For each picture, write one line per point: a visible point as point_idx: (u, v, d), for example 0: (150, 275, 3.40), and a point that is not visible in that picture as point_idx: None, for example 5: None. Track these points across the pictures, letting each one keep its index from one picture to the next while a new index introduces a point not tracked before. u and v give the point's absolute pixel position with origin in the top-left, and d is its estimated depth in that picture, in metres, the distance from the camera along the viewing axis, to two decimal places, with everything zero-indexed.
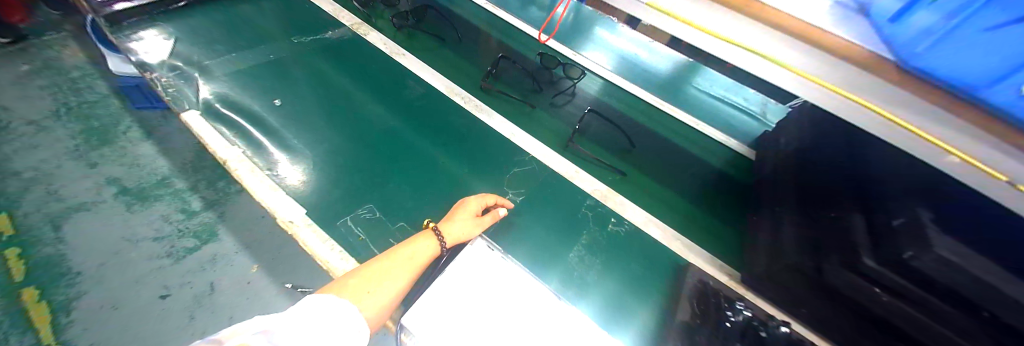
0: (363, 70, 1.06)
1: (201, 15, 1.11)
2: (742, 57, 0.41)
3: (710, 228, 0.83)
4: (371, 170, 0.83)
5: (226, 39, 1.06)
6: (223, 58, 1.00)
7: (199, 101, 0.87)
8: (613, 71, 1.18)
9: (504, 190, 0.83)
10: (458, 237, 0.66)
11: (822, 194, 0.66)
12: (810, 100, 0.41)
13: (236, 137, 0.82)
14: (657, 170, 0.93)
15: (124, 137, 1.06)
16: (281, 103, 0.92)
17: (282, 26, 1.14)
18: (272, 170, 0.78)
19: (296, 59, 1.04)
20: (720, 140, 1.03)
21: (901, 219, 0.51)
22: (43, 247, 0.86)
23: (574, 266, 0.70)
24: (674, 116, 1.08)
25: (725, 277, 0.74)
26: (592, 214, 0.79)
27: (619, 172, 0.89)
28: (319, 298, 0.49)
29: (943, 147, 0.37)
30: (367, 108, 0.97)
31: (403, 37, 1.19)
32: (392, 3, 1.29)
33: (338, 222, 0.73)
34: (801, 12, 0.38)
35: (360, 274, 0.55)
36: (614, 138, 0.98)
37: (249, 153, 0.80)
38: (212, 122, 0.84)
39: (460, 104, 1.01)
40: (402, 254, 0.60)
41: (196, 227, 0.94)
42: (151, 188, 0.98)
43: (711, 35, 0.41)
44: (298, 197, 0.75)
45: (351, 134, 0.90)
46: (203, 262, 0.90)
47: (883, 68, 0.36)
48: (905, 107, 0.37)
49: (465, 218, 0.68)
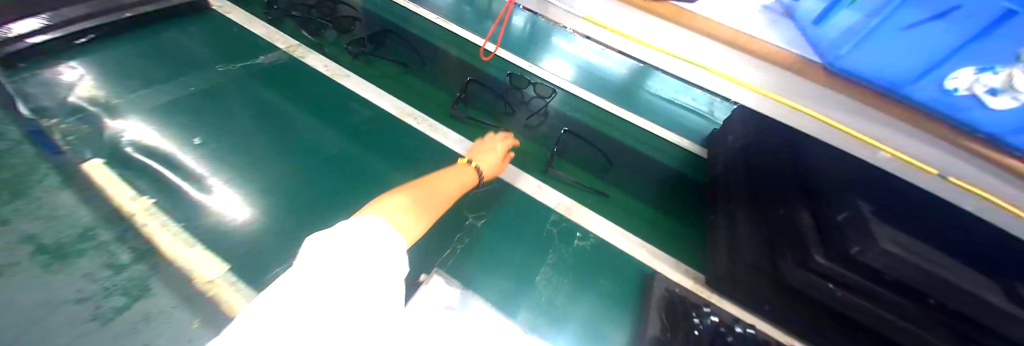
0: (303, 96, 0.98)
1: (116, 47, 0.99)
2: (682, 68, 0.40)
3: (673, 231, 0.83)
4: (312, 208, 0.75)
5: (142, 73, 0.95)
6: (138, 94, 0.89)
7: (105, 146, 0.77)
8: (572, 82, 1.19)
9: (463, 213, 0.75)
10: (492, 172, 0.77)
11: (773, 191, 0.68)
12: (752, 106, 0.41)
13: (147, 185, 0.72)
14: (618, 176, 0.92)
15: (37, 186, 0.67)
16: (202, 141, 0.82)
17: (208, 54, 1.05)
18: (189, 221, 0.69)
19: (227, 89, 0.96)
20: (674, 142, 1.05)
21: (844, 213, 0.53)
22: None
23: (540, 293, 0.66)
24: (630, 121, 1.09)
25: (688, 280, 0.73)
26: (557, 230, 0.76)
27: (602, 193, 0.86)
28: (364, 219, 0.44)
29: (872, 142, 0.38)
30: (309, 137, 0.89)
31: (348, 58, 1.13)
32: (345, 29, 1.22)
33: (267, 275, 0.65)
34: (730, 19, 0.38)
35: (416, 187, 0.58)
36: (593, 158, 0.95)
37: (160, 205, 0.69)
38: (117, 171, 0.73)
39: (413, 125, 0.96)
40: (450, 179, 0.66)
41: (127, 281, 0.60)
42: (73, 242, 0.62)
43: (650, 48, 0.40)
44: (235, 246, 0.67)
45: (289, 168, 0.81)
46: (135, 322, 0.57)
47: (811, 71, 0.37)
48: (834, 104, 0.37)
49: (495, 156, 0.79)
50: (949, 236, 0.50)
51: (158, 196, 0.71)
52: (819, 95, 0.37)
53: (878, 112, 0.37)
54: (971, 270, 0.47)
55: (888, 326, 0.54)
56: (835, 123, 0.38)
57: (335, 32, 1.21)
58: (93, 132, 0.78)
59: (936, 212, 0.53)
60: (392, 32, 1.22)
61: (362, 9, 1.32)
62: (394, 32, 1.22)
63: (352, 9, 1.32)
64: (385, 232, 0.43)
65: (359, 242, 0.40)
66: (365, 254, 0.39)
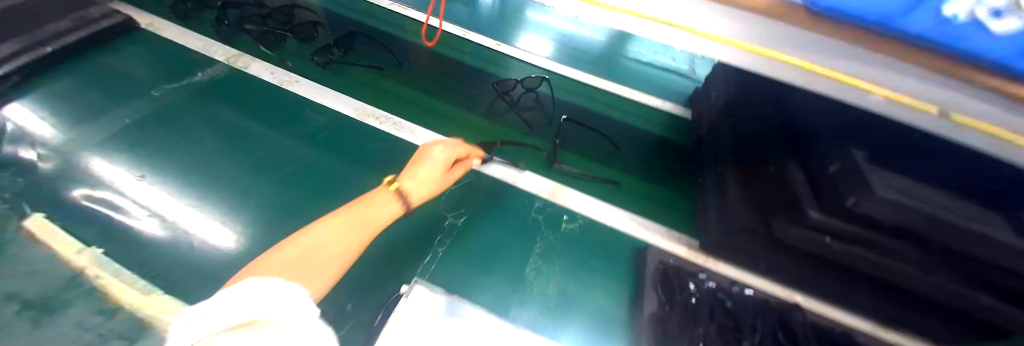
0: (254, 110, 0.91)
1: (39, 82, 0.90)
2: (648, 28, 0.35)
3: (663, 200, 0.80)
4: (280, 230, 0.69)
5: (72, 109, 0.85)
6: (70, 133, 0.80)
7: (46, 195, 0.69)
8: (550, 58, 1.12)
9: (441, 214, 0.71)
10: (421, 187, 0.64)
11: (762, 147, 0.66)
12: (728, 59, 0.35)
13: (92, 233, 0.64)
14: (598, 151, 0.88)
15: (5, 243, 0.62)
16: (145, 177, 0.73)
17: (143, 78, 0.95)
18: (143, 267, 0.61)
19: (171, 113, 0.87)
20: (657, 106, 1.02)
21: (836, 164, 0.50)
22: None
23: (533, 287, 0.63)
24: (610, 91, 1.05)
25: (684, 249, 0.70)
26: (543, 217, 0.73)
27: (612, 182, 0.81)
28: (253, 284, 0.40)
29: (867, 87, 0.33)
30: (268, 153, 0.82)
31: (300, 62, 1.05)
32: (308, 37, 1.11)
33: None
34: None
35: (305, 245, 0.50)
36: (595, 142, 0.90)
37: (108, 253, 0.62)
38: (58, 223, 0.65)
39: (375, 126, 0.90)
40: (361, 216, 0.56)
41: (121, 324, 0.55)
42: (58, 293, 0.58)
43: (608, 9, 0.35)
44: (208, 272, 0.62)
45: (249, 191, 0.74)
46: None
47: (793, 12, 0.30)
48: (820, 50, 0.32)
49: (429, 166, 0.65)
50: (948, 174, 0.49)
51: (100, 243, 0.63)
52: (801, 41, 0.32)
53: (869, 52, 0.31)
54: (966, 202, 0.45)
55: (892, 274, 0.52)
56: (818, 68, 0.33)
57: (297, 42, 1.11)
58: (28, 180, 0.71)
59: (926, 149, 0.52)
60: (358, 33, 1.10)
61: (324, 11, 1.21)
62: (359, 34, 1.11)
63: (312, 13, 1.19)
64: (278, 284, 0.41)
65: (267, 304, 0.38)
66: (271, 306, 0.38)
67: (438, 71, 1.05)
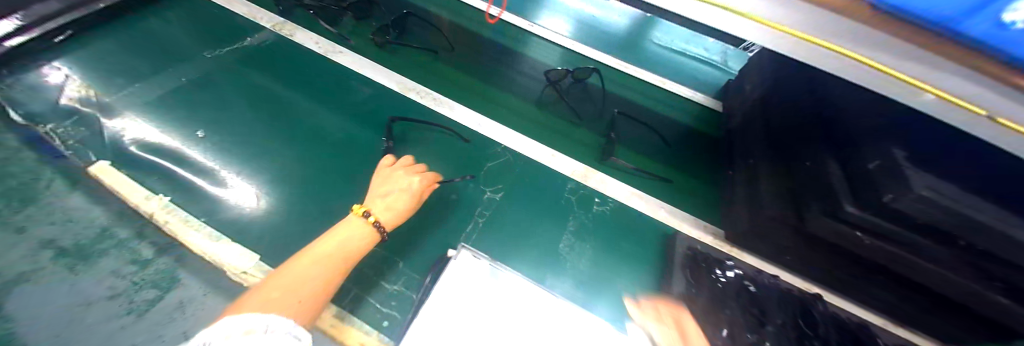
0: (301, 77, 0.94)
1: (94, 41, 0.93)
2: (705, 13, 0.35)
3: (693, 190, 0.83)
4: (330, 192, 0.74)
5: (128, 69, 0.89)
6: (128, 91, 0.84)
7: (110, 146, 0.73)
8: (571, 37, 1.15)
9: (481, 189, 0.75)
10: (400, 218, 0.61)
11: (798, 143, 0.67)
12: (771, 45, 0.37)
13: (160, 183, 0.69)
14: (634, 140, 0.90)
15: (48, 192, 0.66)
16: (205, 134, 0.78)
17: (190, 40, 0.98)
18: (208, 217, 0.66)
19: (219, 76, 0.91)
20: (689, 97, 1.04)
21: (876, 162, 0.52)
22: None
23: (564, 262, 0.66)
24: (642, 79, 1.06)
25: (708, 237, 0.74)
26: (575, 198, 0.76)
27: (667, 180, 0.83)
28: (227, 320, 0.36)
29: (907, 80, 0.35)
30: (313, 121, 0.85)
31: (355, 38, 1.07)
32: (365, 14, 1.12)
33: None
34: None
35: (287, 287, 0.44)
36: (643, 136, 0.92)
37: (176, 201, 0.67)
38: (125, 171, 0.70)
39: (416, 100, 0.93)
40: (329, 246, 0.51)
41: (155, 275, 0.61)
42: (93, 243, 0.62)
43: None
44: (267, 227, 0.67)
45: (305, 152, 0.79)
46: (172, 310, 0.58)
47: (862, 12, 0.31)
48: (877, 46, 0.33)
49: (405, 195, 0.62)
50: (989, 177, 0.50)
51: (170, 192, 0.68)
52: (857, 35, 0.33)
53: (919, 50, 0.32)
54: (1006, 207, 0.47)
55: (917, 271, 0.54)
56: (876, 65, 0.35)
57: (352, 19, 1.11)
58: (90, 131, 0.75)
59: (962, 152, 0.54)
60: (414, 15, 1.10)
61: None
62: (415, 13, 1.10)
63: None
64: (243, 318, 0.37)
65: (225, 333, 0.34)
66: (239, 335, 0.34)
67: (476, 49, 1.07)
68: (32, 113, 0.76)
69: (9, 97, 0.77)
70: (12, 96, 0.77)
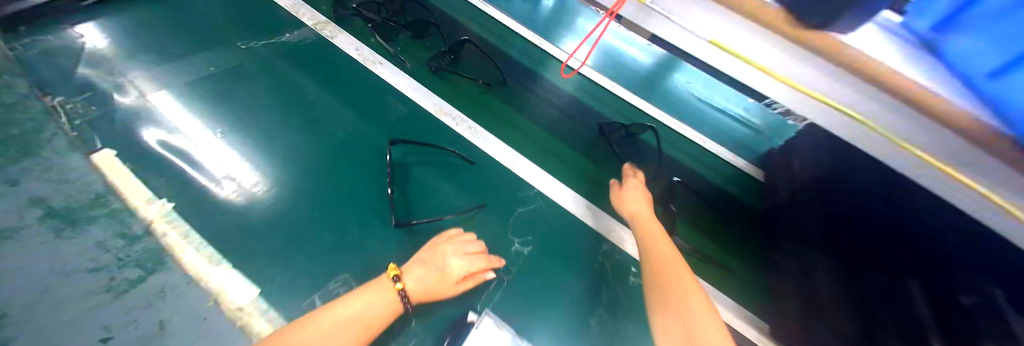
0: (336, 82, 0.96)
1: (148, 17, 0.99)
2: (780, 89, 0.44)
3: (740, 275, 0.81)
4: (352, 211, 0.75)
5: (160, 46, 0.93)
6: (153, 72, 0.88)
7: (140, 145, 0.76)
8: (598, 71, 1.06)
9: (509, 238, 0.74)
10: (426, 295, 0.60)
11: (868, 248, 0.61)
12: (835, 126, 0.45)
13: (171, 187, 0.72)
14: (689, 212, 0.88)
15: (41, 139, 0.65)
16: (223, 134, 0.81)
17: (229, 27, 1.02)
18: (204, 235, 0.68)
19: (257, 75, 0.94)
20: (729, 160, 0.97)
21: (971, 298, 0.49)
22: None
23: (591, 335, 0.65)
24: (681, 133, 1.00)
25: (753, 331, 0.73)
26: (610, 263, 0.73)
27: (727, 269, 0.81)
28: None
29: (963, 181, 0.43)
30: (346, 132, 0.87)
31: (413, 63, 1.03)
32: (421, 34, 1.07)
33: (303, 303, 0.62)
34: (867, 49, 0.38)
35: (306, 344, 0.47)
36: (696, 208, 0.89)
37: (176, 211, 0.69)
38: (128, 165, 0.73)
39: (451, 126, 0.91)
40: (348, 309, 0.53)
41: (140, 254, 0.60)
42: (83, 205, 0.60)
43: (756, 66, 0.43)
44: (286, 247, 0.68)
45: (323, 166, 0.81)
46: (152, 296, 0.56)
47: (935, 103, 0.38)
48: (948, 151, 0.41)
49: (434, 273, 0.61)
50: None
51: (173, 199, 0.71)
52: (930, 140, 0.41)
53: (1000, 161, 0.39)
54: None
55: None
56: (928, 158, 0.43)
57: (409, 36, 1.07)
58: (126, 123, 0.78)
59: None
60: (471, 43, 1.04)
61: (438, 13, 1.14)
62: (476, 43, 1.02)
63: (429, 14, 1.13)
64: None
65: None
66: None
67: (515, 78, 1.02)
68: (63, 91, 0.80)
69: (63, 70, 0.83)
70: (66, 70, 0.83)
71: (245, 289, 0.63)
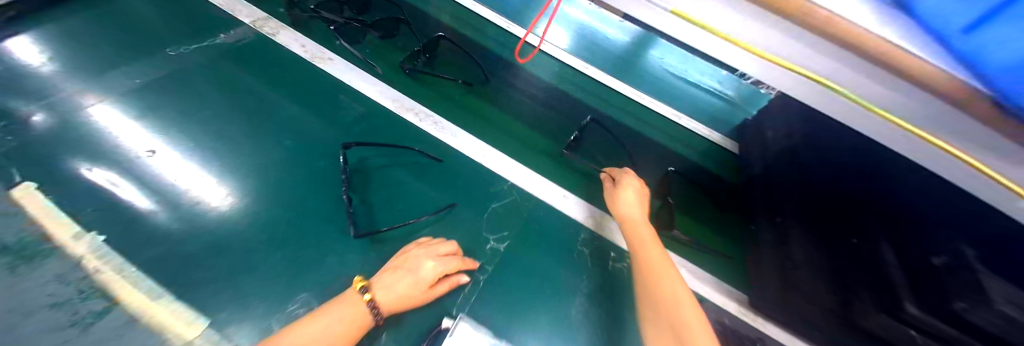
0: (285, 83, 0.90)
1: (74, 28, 0.91)
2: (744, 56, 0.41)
3: (729, 251, 0.80)
4: (313, 224, 0.71)
5: (81, 58, 0.86)
6: (72, 87, 0.81)
7: (64, 171, 0.69)
8: (568, 52, 1.02)
9: (483, 235, 0.72)
10: (399, 303, 0.57)
11: (844, 211, 0.61)
12: (803, 89, 0.44)
13: (101, 213, 0.66)
14: (690, 200, 0.86)
15: None
16: (155, 153, 0.74)
17: (157, 31, 0.94)
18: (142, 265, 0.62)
19: (191, 80, 0.87)
20: (706, 136, 0.95)
21: (942, 258, 0.50)
22: None
23: (573, 327, 0.63)
24: (651, 109, 0.98)
25: (732, 304, 0.72)
26: (589, 250, 0.73)
27: (728, 257, 0.79)
28: None
29: (937, 142, 0.42)
30: (301, 138, 0.82)
31: (382, 65, 0.96)
32: (391, 33, 1.00)
33: (266, 325, 0.58)
34: (844, 10, 0.34)
35: None
36: (689, 192, 0.87)
37: (108, 243, 0.62)
38: (48, 196, 0.65)
39: (414, 122, 0.86)
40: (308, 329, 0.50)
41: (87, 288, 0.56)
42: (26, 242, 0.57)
43: (715, 31, 0.41)
44: (236, 268, 0.64)
45: (279, 176, 0.76)
46: (120, 325, 0.53)
47: (917, 65, 0.35)
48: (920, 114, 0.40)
49: (408, 279, 0.58)
50: None
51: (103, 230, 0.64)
52: (901, 103, 0.40)
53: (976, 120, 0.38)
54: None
55: None
56: (906, 124, 0.42)
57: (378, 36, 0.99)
58: (41, 145, 0.72)
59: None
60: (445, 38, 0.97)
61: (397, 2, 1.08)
62: (449, 38, 0.97)
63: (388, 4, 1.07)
64: None
65: None
66: None
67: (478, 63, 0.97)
68: None
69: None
70: None
71: (190, 321, 0.57)
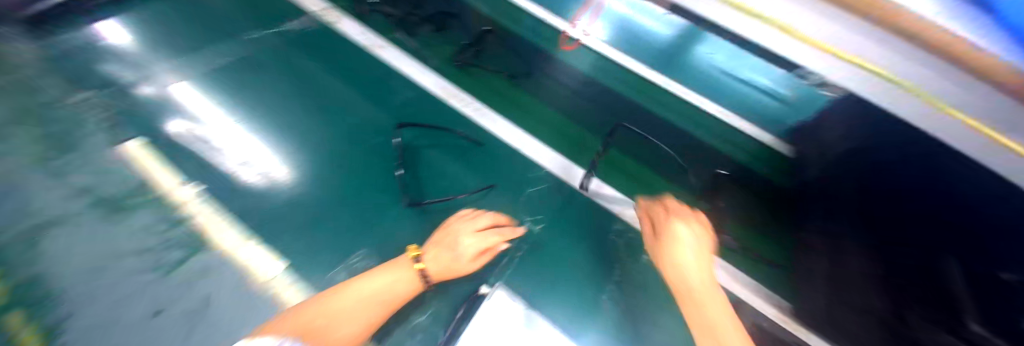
0: (343, 68, 0.98)
1: (167, 9, 1.02)
2: None
3: (777, 259, 0.76)
4: (365, 196, 0.77)
5: (176, 39, 0.98)
6: (172, 65, 0.94)
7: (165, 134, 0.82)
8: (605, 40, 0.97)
9: (520, 216, 0.76)
10: (447, 272, 0.61)
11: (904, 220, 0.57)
12: None
13: (195, 169, 0.77)
14: (742, 207, 0.82)
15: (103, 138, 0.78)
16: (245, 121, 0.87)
17: (232, 18, 1.05)
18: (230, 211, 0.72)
19: (264, 62, 0.97)
20: (753, 134, 0.85)
21: (1014, 276, 0.47)
22: (32, 291, 0.52)
23: (603, 311, 0.66)
24: (698, 107, 0.90)
25: (773, 309, 0.70)
26: (623, 241, 0.74)
27: (777, 264, 0.76)
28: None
29: None
30: (356, 118, 0.89)
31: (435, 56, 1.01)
32: (441, 27, 1.04)
33: (328, 275, 0.67)
34: None
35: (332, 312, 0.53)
36: (744, 198, 0.82)
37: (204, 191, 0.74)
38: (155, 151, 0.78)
39: (458, 108, 0.91)
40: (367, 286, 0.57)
41: (183, 237, 0.67)
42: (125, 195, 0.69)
43: None
44: (300, 227, 0.72)
45: (338, 151, 0.84)
46: (195, 274, 0.63)
47: None
48: None
49: (450, 252, 0.62)
50: None
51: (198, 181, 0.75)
52: None
53: None
54: None
55: None
56: None
57: (430, 30, 1.04)
58: (147, 115, 0.84)
59: None
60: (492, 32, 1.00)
61: None
62: (497, 31, 0.99)
63: None
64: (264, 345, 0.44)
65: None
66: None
67: (522, 55, 1.00)
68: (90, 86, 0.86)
69: (85, 63, 0.88)
70: (90, 64, 0.89)
71: (260, 262, 0.66)
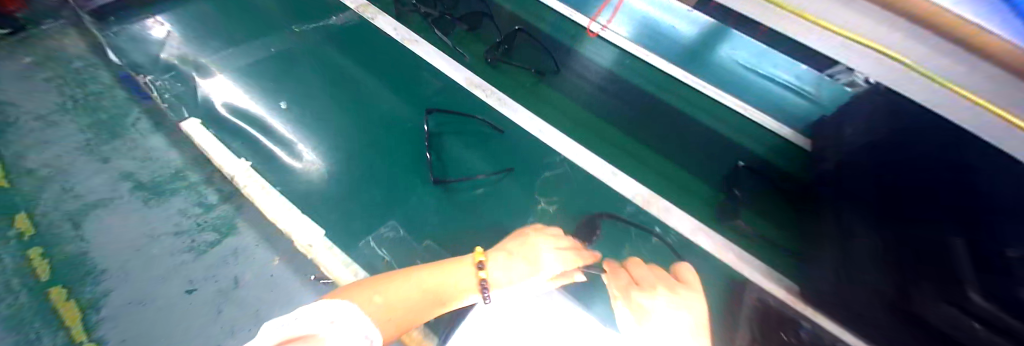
0: (375, 60, 1.04)
1: (219, 5, 1.12)
2: None
3: (790, 247, 0.78)
4: (393, 178, 0.82)
5: (225, 30, 1.07)
6: (220, 54, 1.02)
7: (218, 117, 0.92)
8: (629, 38, 1.05)
9: (536, 197, 0.81)
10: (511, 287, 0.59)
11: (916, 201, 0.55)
12: None
13: (247, 149, 0.88)
14: (757, 195, 0.85)
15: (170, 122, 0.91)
16: (286, 105, 0.94)
17: (278, 12, 1.13)
18: (281, 185, 0.82)
19: (304, 52, 1.04)
20: (770, 128, 0.93)
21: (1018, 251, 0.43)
22: (65, 245, 0.70)
23: None
24: (717, 101, 0.98)
25: (785, 292, 0.71)
26: (634, 222, 0.79)
27: (787, 251, 0.78)
28: (336, 302, 0.44)
29: None
30: (386, 107, 0.95)
31: (462, 48, 1.06)
32: (475, 27, 1.09)
33: (361, 243, 0.75)
34: None
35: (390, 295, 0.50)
36: (760, 188, 0.86)
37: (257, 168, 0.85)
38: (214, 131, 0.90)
39: (481, 97, 0.95)
40: (434, 275, 0.56)
41: (217, 220, 0.83)
42: (170, 180, 0.85)
43: None
44: (334, 202, 0.80)
45: (370, 135, 0.90)
46: (224, 255, 0.79)
47: None
48: None
49: (526, 267, 0.61)
50: None
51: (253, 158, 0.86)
52: None
53: None
54: None
55: None
56: None
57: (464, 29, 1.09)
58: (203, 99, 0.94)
59: None
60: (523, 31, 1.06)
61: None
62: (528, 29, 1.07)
63: None
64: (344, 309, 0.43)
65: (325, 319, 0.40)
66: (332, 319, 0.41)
67: (546, 49, 1.05)
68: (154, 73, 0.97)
69: (152, 56, 1.00)
70: (154, 54, 1.00)
71: (303, 226, 0.76)
